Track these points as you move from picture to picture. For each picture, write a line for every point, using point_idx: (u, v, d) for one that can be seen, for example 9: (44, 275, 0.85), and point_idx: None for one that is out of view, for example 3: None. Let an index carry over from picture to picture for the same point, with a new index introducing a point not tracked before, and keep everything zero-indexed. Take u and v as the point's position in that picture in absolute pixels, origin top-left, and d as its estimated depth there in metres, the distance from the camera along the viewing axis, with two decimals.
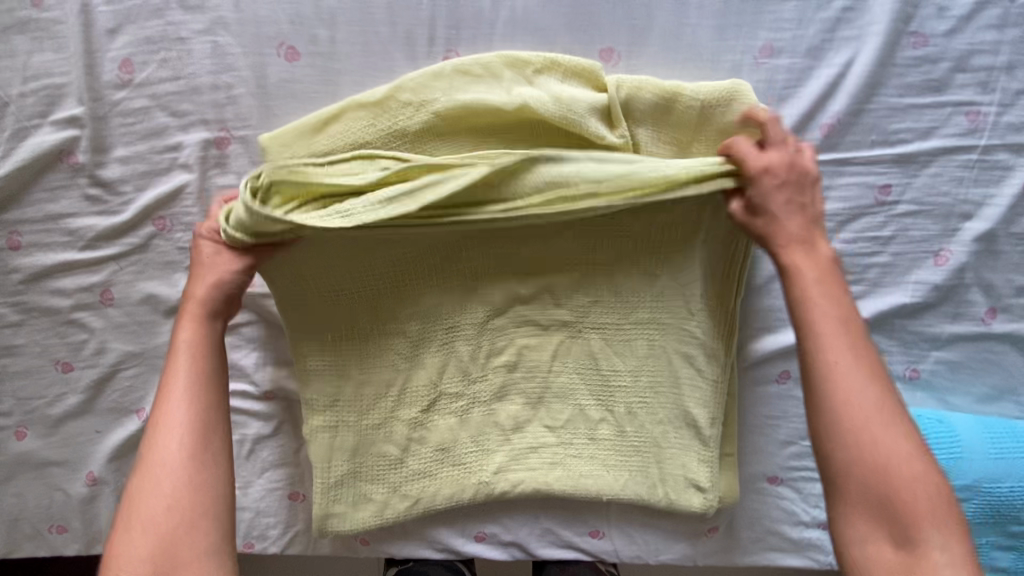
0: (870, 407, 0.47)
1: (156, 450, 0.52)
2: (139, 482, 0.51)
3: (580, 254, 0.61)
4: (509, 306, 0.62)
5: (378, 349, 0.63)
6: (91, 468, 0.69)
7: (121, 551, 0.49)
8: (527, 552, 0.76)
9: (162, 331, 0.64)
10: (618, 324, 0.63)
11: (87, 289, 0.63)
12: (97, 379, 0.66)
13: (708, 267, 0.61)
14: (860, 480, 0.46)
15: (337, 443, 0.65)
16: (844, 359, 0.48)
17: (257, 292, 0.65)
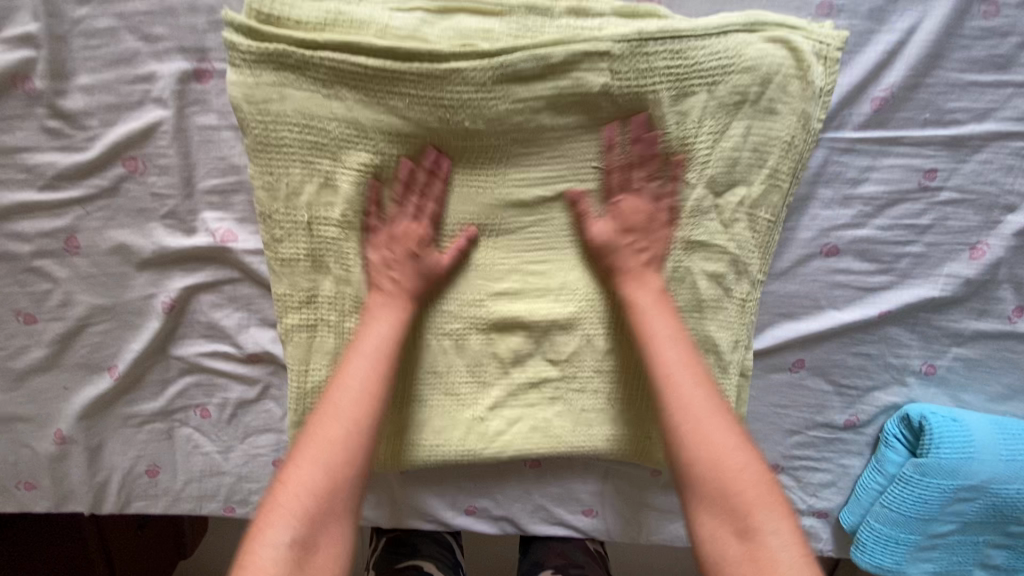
0: (704, 410, 0.50)
1: (339, 411, 0.50)
2: (320, 414, 0.50)
3: (611, 154, 0.55)
4: (520, 221, 0.57)
5: (365, 249, 0.56)
6: (60, 426, 0.65)
7: (300, 457, 0.48)
8: (518, 527, 0.75)
9: (136, 285, 0.59)
10: (642, 241, 0.58)
11: (48, 234, 0.56)
12: (64, 333, 0.60)
13: (753, 169, 0.55)
14: (700, 474, 0.48)
15: (316, 345, 0.59)
16: (686, 381, 0.52)
17: (236, 247, 0.57)
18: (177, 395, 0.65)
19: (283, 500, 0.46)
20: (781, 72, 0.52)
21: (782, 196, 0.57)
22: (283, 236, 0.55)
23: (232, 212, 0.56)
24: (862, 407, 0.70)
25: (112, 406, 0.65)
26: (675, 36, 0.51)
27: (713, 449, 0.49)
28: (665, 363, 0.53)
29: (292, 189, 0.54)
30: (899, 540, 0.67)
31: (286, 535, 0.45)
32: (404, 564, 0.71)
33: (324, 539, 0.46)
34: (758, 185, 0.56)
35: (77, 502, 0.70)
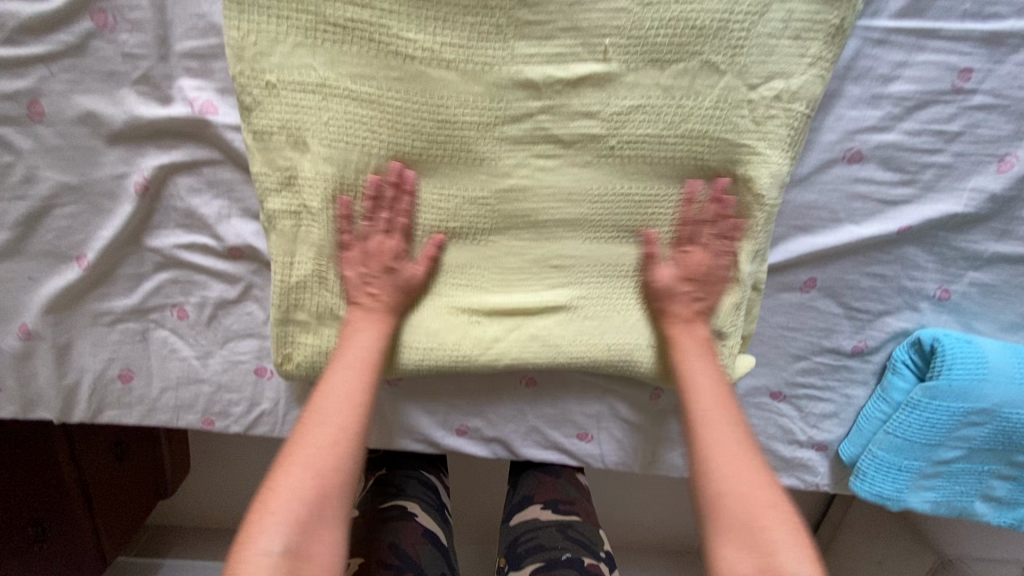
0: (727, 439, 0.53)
1: (325, 417, 0.52)
2: (305, 427, 0.51)
3: (627, 26, 0.50)
4: (526, 104, 0.53)
5: (346, 122, 0.52)
6: (24, 320, 0.60)
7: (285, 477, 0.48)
8: (511, 450, 0.72)
9: (106, 161, 0.54)
10: (654, 133, 0.53)
11: (8, 96, 0.51)
12: (27, 214, 0.56)
13: (770, 61, 0.52)
14: (726, 519, 0.50)
15: (301, 233, 0.55)
16: (729, 415, 0.55)
17: (216, 121, 0.52)
18: (152, 292, 0.61)
19: (278, 506, 0.46)
20: None
21: (806, 94, 0.52)
22: (264, 102, 0.51)
23: (213, 80, 0.52)
24: (871, 332, 0.67)
25: (82, 300, 0.61)
26: None
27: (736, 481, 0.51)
28: (700, 406, 0.56)
29: (275, 48, 0.50)
30: (902, 467, 0.66)
31: (280, 540, 0.44)
32: (393, 503, 0.77)
33: (314, 548, 0.46)
34: (779, 81, 0.52)
35: (44, 407, 0.66)
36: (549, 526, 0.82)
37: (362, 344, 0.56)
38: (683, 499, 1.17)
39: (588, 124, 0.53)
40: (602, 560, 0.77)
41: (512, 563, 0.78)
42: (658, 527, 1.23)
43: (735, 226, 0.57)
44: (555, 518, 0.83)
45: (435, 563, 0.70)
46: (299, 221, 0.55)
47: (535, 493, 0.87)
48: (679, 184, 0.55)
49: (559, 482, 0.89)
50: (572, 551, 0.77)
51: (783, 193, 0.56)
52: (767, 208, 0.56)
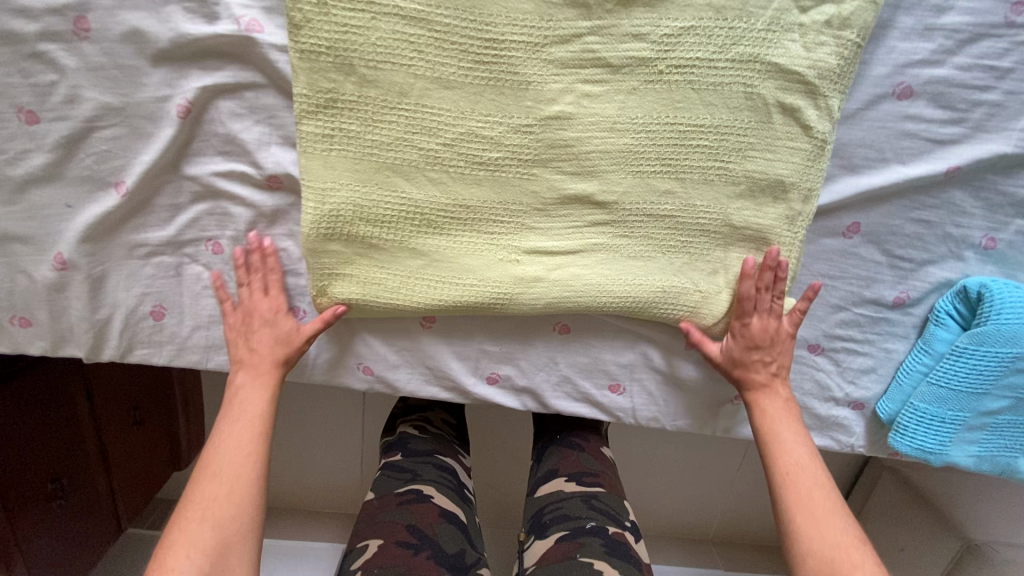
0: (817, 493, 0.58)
1: (219, 470, 0.56)
2: (200, 479, 0.56)
3: None
4: (577, 24, 0.52)
5: (392, 41, 0.51)
6: (60, 250, 0.60)
7: (185, 534, 0.52)
8: (541, 401, 0.71)
9: (149, 83, 0.54)
10: (703, 57, 0.53)
11: (57, 12, 0.51)
12: (69, 136, 0.55)
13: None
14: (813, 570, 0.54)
15: (337, 158, 0.54)
16: (797, 460, 0.59)
17: (261, 40, 0.52)
18: (188, 224, 0.61)
19: (175, 560, 0.51)
20: None
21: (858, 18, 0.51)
22: (312, 16, 0.49)
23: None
24: (914, 283, 0.66)
25: (117, 230, 0.60)
26: None
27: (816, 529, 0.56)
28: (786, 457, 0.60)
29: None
30: (944, 419, 0.65)
31: None
32: (406, 487, 0.71)
33: None
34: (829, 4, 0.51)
35: (74, 343, 0.65)
36: (573, 496, 0.74)
37: (250, 402, 0.60)
38: (703, 476, 1.15)
39: (636, 47, 0.53)
40: (627, 529, 0.71)
41: (536, 533, 0.71)
42: (679, 508, 1.20)
43: (779, 157, 0.56)
44: (580, 489, 0.75)
45: (454, 538, 0.67)
46: (340, 146, 0.54)
47: (560, 466, 0.79)
48: (729, 112, 0.54)
49: (584, 455, 0.81)
50: (599, 520, 0.70)
51: (835, 125, 0.55)
52: (820, 142, 0.55)
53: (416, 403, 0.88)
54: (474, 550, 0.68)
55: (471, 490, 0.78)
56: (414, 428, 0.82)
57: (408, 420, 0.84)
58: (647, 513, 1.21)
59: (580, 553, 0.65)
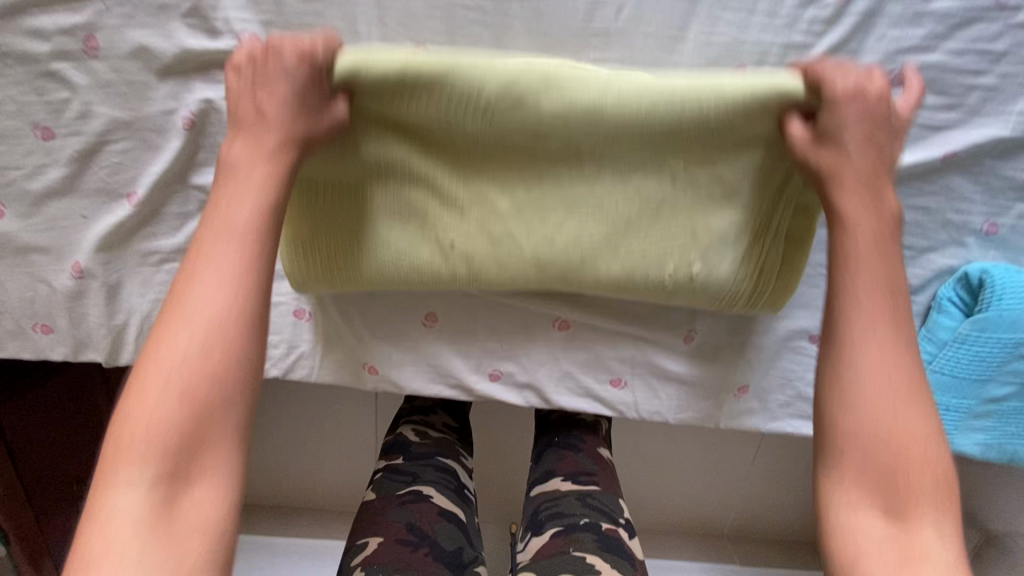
0: (920, 465, 0.40)
1: (177, 347, 0.39)
2: (160, 338, 0.39)
3: (616, 173, 0.54)
4: (565, 113, 0.49)
5: (369, 238, 0.57)
6: (77, 259, 0.63)
7: (139, 405, 0.37)
8: (542, 396, 0.72)
9: (156, 96, 0.56)
10: (668, 150, 0.52)
11: (67, 31, 0.54)
12: (83, 150, 0.58)
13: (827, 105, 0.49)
14: (867, 445, 0.41)
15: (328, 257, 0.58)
16: (881, 357, 0.43)
17: None
18: (196, 232, 0.63)
19: (137, 432, 0.37)
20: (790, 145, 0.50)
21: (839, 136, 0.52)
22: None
23: (257, 12, 0.53)
24: (915, 271, 0.65)
25: (129, 239, 0.63)
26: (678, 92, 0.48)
27: (882, 415, 0.41)
28: (852, 324, 0.44)
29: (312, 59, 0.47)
30: (950, 407, 0.64)
31: (140, 490, 0.36)
32: (406, 488, 0.73)
33: (198, 474, 0.38)
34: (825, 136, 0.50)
35: (93, 347, 0.68)
36: (567, 495, 0.74)
37: (206, 293, 0.40)
38: (714, 473, 1.15)
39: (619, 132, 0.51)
40: (621, 526, 0.71)
41: (532, 529, 0.72)
42: (690, 504, 1.20)
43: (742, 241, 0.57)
44: (575, 487, 0.76)
45: (452, 536, 0.69)
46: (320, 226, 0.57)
47: (558, 466, 0.80)
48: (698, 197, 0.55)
49: (581, 455, 0.81)
50: (590, 517, 0.71)
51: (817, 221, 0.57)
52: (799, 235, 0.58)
53: (419, 406, 0.90)
54: (472, 548, 0.70)
55: (471, 490, 0.80)
56: (415, 431, 0.84)
57: (409, 423, 0.86)
58: (657, 510, 1.20)
59: (572, 548, 0.66)
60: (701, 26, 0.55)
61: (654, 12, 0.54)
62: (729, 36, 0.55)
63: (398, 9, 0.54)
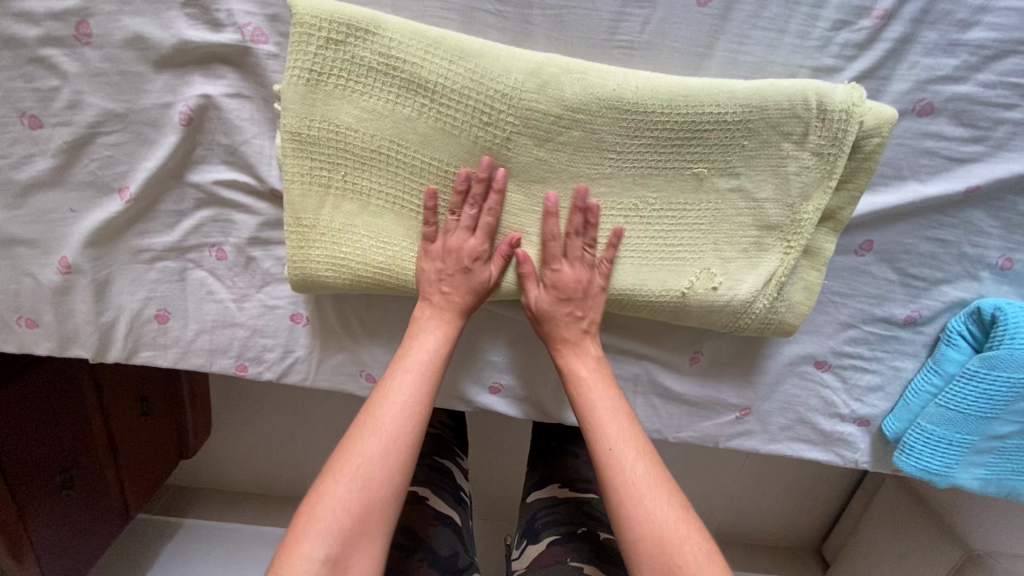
0: (651, 485, 0.48)
1: (367, 452, 0.48)
2: (359, 431, 0.49)
3: (643, 165, 0.52)
4: (586, 96, 0.50)
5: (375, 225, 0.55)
6: (64, 254, 0.60)
7: (326, 491, 0.47)
8: (542, 411, 0.71)
9: (152, 89, 0.53)
10: (701, 143, 0.52)
11: (58, 16, 0.50)
12: (73, 141, 0.55)
13: (852, 118, 0.50)
14: (648, 552, 0.46)
15: (329, 250, 0.55)
16: (624, 446, 0.50)
17: (263, 52, 0.51)
18: (191, 230, 0.60)
19: (322, 516, 0.45)
20: (821, 136, 0.51)
21: (877, 155, 0.52)
22: (305, 84, 0.49)
23: (262, 5, 0.50)
24: (926, 302, 0.64)
25: (120, 235, 0.60)
26: (710, 84, 0.50)
27: (655, 516, 0.47)
28: (609, 437, 0.51)
29: (334, 32, 0.47)
30: (951, 441, 0.64)
31: (322, 551, 0.44)
32: (402, 490, 0.72)
33: (354, 559, 0.45)
34: (852, 144, 0.51)
35: (79, 343, 0.65)
36: (565, 502, 0.73)
37: (397, 402, 0.51)
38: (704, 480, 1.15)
39: (638, 123, 0.51)
40: None
41: (529, 537, 0.70)
42: None
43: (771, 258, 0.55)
44: (572, 493, 0.75)
45: (448, 542, 0.67)
46: (323, 216, 0.54)
47: (555, 473, 0.79)
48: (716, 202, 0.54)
49: (579, 462, 0.80)
50: (589, 525, 0.69)
51: (837, 233, 0.55)
52: (817, 246, 0.56)
53: None
54: (467, 554, 0.68)
55: (466, 493, 0.78)
56: None
57: None
58: None
59: (570, 558, 0.64)
60: (730, 44, 0.52)
61: (682, 27, 0.52)
62: (758, 56, 0.53)
63: (412, 9, 0.51)
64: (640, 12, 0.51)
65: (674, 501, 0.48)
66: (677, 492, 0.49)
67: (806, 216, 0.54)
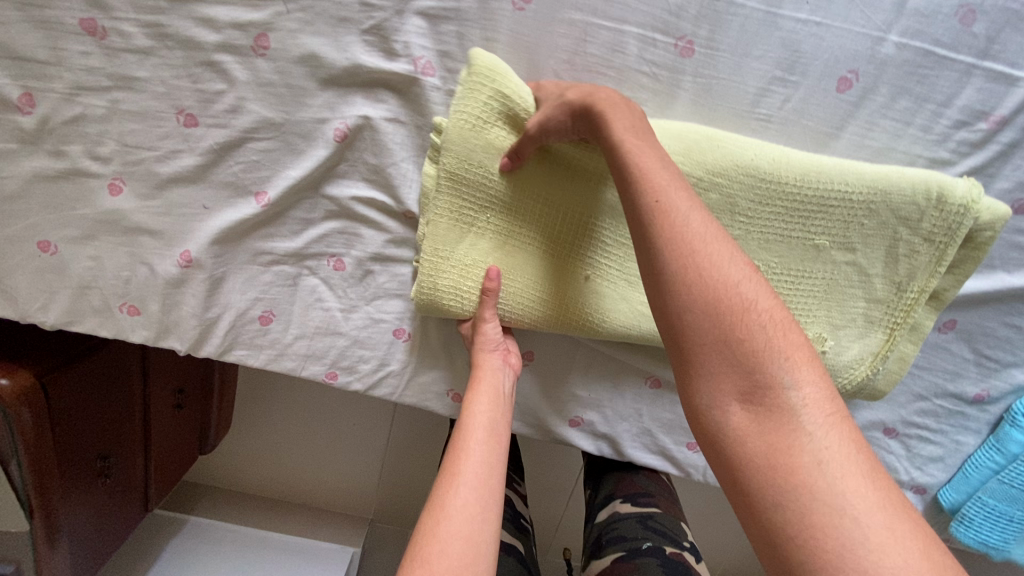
0: (816, 418, 0.36)
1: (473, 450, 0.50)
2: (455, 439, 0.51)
3: (771, 231, 0.56)
4: (729, 163, 0.53)
5: (506, 260, 0.57)
6: (188, 248, 0.61)
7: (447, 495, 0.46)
8: (617, 448, 0.73)
9: (312, 104, 0.55)
10: (827, 218, 0.55)
11: (240, 27, 0.52)
12: (223, 143, 0.57)
13: (970, 213, 0.54)
14: (757, 459, 0.36)
15: (461, 280, 0.56)
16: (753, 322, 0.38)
17: (429, 84, 0.55)
18: (315, 239, 0.62)
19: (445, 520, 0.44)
20: (935, 224, 0.55)
21: (985, 247, 0.56)
22: (468, 128, 0.52)
23: (437, 41, 0.54)
24: (996, 382, 0.68)
25: (245, 236, 0.61)
26: (841, 164, 0.54)
27: (767, 411, 0.36)
28: (731, 317, 0.38)
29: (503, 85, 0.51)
30: (1012, 517, 0.68)
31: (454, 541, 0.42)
32: None
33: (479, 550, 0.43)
34: (964, 235, 0.55)
35: (176, 335, 0.65)
36: (627, 518, 0.73)
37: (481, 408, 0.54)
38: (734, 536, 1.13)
39: (772, 193, 0.54)
40: (685, 550, 0.68)
41: (594, 556, 0.71)
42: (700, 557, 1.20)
43: (875, 331, 0.59)
44: (633, 509, 0.74)
45: (512, 568, 0.67)
46: (460, 248, 0.55)
47: (615, 490, 0.78)
48: (835, 272, 0.58)
49: (639, 476, 0.79)
50: (653, 540, 0.68)
51: (936, 311, 0.59)
52: (917, 322, 0.60)
53: None
54: None
55: (525, 518, 0.79)
56: None
57: None
58: None
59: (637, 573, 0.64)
60: (858, 128, 0.56)
61: (817, 107, 0.56)
62: (882, 142, 0.57)
63: (574, 63, 0.55)
64: (782, 90, 0.55)
65: (817, 399, 0.36)
66: (807, 381, 0.37)
67: (911, 292, 0.58)
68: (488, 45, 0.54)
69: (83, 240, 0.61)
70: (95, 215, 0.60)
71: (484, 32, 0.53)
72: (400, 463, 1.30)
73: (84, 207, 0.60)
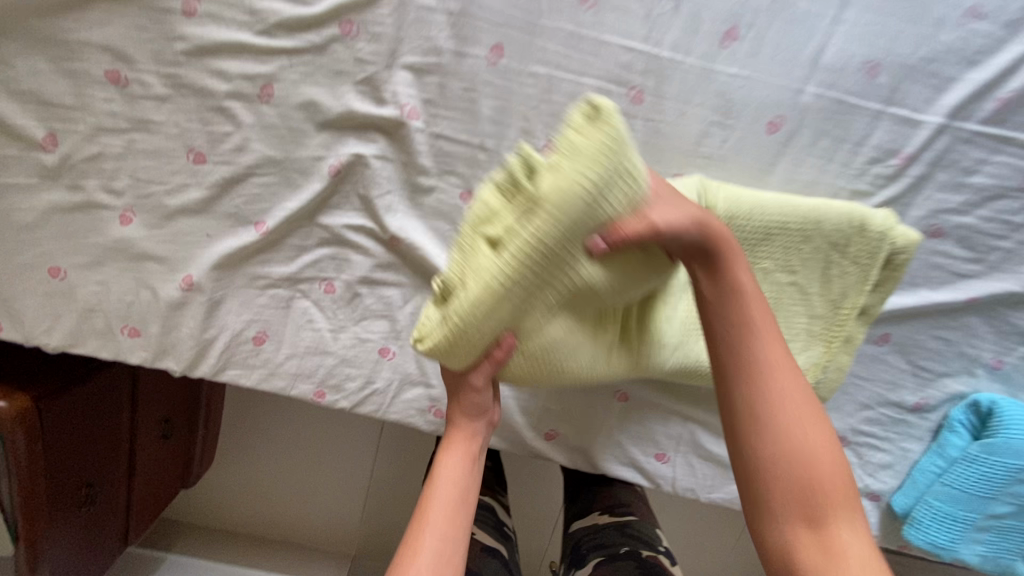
0: (829, 470, 0.47)
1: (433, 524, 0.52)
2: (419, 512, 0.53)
3: None
4: None
5: (533, 322, 0.57)
6: (190, 272, 0.66)
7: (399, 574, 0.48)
8: (590, 461, 0.77)
9: (310, 144, 0.62)
10: (768, 245, 0.63)
11: (249, 78, 0.60)
12: (228, 178, 0.63)
13: (888, 239, 0.62)
14: (782, 495, 0.46)
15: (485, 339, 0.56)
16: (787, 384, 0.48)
17: (414, 126, 0.63)
18: (308, 264, 0.68)
19: None
20: (860, 249, 0.63)
21: (903, 267, 0.64)
22: (539, 207, 0.50)
23: (422, 90, 0.62)
24: (932, 391, 0.75)
25: (243, 261, 0.67)
26: (779, 198, 0.62)
27: (790, 461, 0.46)
28: (778, 384, 0.48)
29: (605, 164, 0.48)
30: (955, 517, 0.73)
31: None
32: None
33: None
34: (884, 257, 0.63)
35: (174, 355, 0.70)
36: (605, 526, 0.76)
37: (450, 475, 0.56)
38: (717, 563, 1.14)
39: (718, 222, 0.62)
40: (661, 553, 0.72)
41: (575, 563, 0.74)
42: None
43: (815, 344, 0.66)
44: (612, 518, 0.78)
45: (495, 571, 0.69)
46: (491, 313, 0.54)
47: (594, 503, 0.82)
48: (779, 292, 0.65)
49: (617, 488, 0.84)
50: (630, 544, 0.72)
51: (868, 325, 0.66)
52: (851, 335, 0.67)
53: None
54: None
55: (508, 527, 0.82)
56: None
57: None
58: None
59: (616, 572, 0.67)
60: (789, 164, 0.65)
61: (752, 147, 0.64)
62: (810, 176, 0.66)
63: (541, 109, 0.63)
64: (721, 132, 0.64)
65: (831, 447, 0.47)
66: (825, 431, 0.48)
67: (845, 309, 0.65)
68: (466, 94, 0.62)
69: (92, 266, 0.66)
70: (104, 243, 0.65)
71: (463, 84, 0.62)
72: (382, 497, 1.30)
73: (94, 236, 0.65)
